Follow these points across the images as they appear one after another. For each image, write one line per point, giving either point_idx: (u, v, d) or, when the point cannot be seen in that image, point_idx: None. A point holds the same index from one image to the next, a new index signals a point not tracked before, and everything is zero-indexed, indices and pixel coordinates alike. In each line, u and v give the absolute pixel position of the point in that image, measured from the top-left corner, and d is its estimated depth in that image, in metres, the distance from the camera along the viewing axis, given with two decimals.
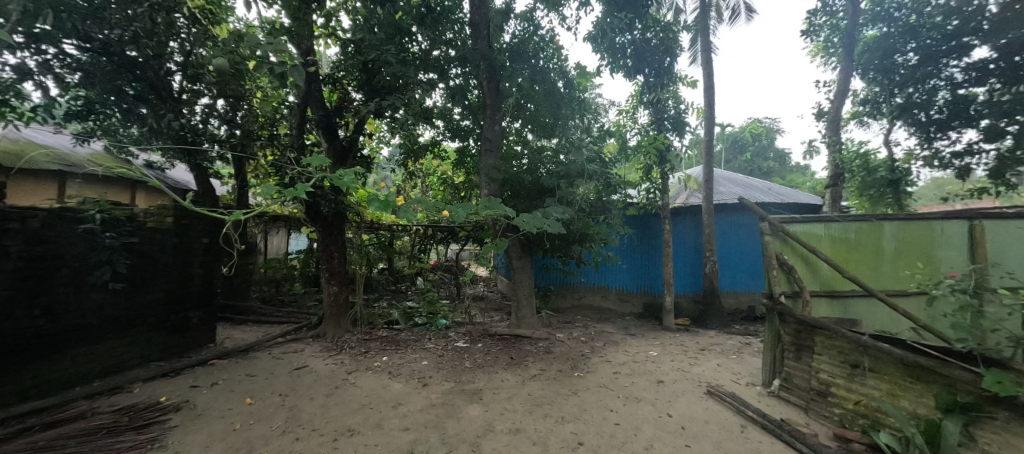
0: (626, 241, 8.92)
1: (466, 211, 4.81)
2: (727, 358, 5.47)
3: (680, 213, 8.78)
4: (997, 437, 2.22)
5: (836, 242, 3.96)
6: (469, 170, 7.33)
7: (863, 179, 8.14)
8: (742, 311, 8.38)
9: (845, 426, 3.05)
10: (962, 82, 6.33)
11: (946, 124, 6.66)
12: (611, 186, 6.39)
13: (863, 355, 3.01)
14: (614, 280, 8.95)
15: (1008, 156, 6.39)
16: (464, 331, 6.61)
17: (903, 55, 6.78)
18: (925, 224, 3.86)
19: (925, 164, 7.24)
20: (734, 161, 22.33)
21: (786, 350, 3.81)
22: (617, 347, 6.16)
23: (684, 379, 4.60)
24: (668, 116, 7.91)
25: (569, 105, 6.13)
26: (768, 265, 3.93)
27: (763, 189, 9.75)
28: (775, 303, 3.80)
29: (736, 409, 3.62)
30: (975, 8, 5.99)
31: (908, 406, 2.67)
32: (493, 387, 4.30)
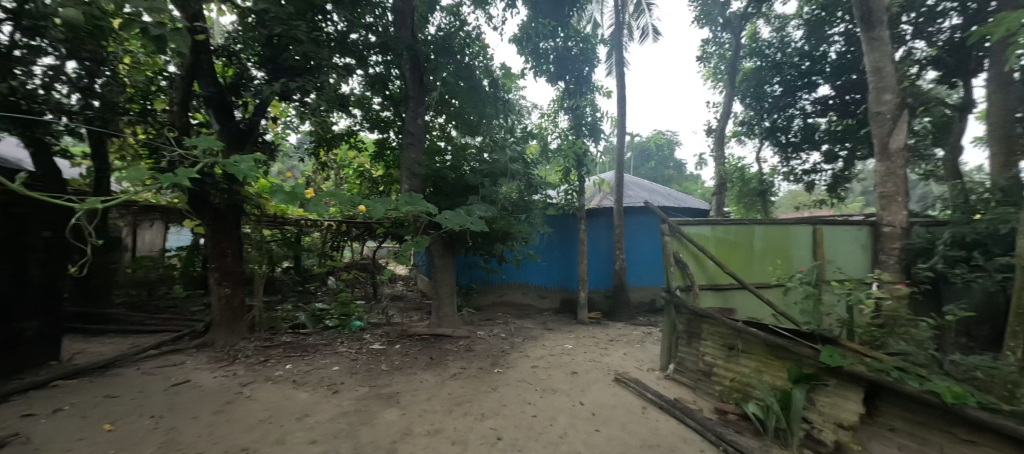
0: (546, 241, 9.32)
1: (385, 207, 4.59)
2: (632, 347, 6.02)
3: (594, 214, 9.48)
4: (829, 400, 2.73)
5: (720, 242, 4.52)
6: (390, 164, 6.98)
7: (740, 189, 9.57)
8: (645, 304, 9.29)
9: (723, 400, 3.56)
10: (810, 113, 7.78)
11: (799, 146, 8.19)
12: (532, 186, 6.54)
13: (738, 338, 3.52)
14: (534, 277, 9.29)
15: (839, 174, 8.04)
16: (380, 332, 6.29)
17: (770, 86, 8.11)
18: (783, 228, 4.68)
19: (784, 178, 8.76)
20: (641, 167, 24.52)
21: (680, 337, 4.31)
22: (536, 342, 6.39)
23: (595, 369, 4.95)
24: (585, 122, 8.31)
25: (494, 105, 6.16)
26: (668, 263, 4.32)
27: (664, 194, 10.90)
28: (673, 296, 4.25)
29: (638, 393, 4.01)
30: (821, 54, 7.37)
31: (769, 379, 3.18)
32: (411, 389, 4.16)
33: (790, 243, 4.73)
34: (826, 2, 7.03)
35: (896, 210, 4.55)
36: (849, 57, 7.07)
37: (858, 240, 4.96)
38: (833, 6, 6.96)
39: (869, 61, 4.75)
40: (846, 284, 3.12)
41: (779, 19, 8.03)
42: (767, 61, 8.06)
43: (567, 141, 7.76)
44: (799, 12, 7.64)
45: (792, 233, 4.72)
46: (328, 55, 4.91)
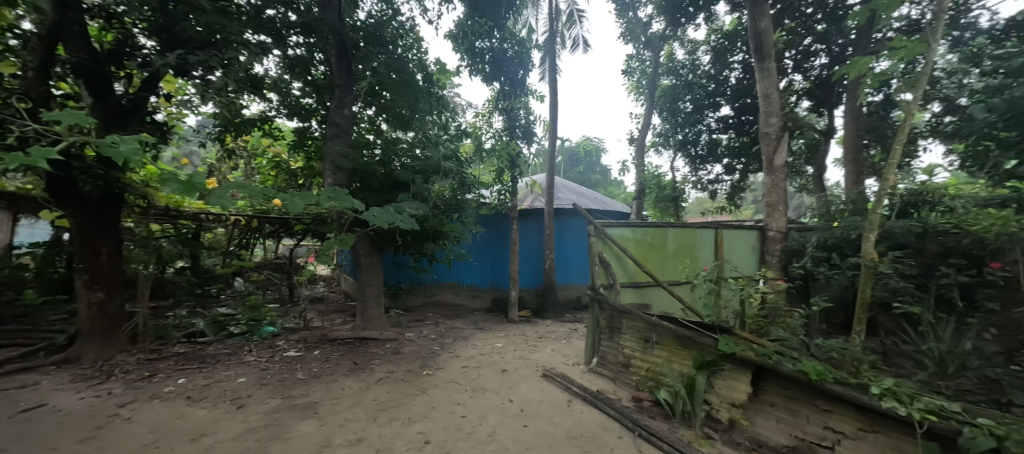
0: (478, 240, 9.32)
1: (304, 203, 4.23)
2: (559, 343, 6.28)
3: (526, 214, 9.71)
4: (725, 382, 3.11)
5: (639, 243, 4.90)
6: (311, 155, 6.43)
7: (657, 195, 10.50)
8: (572, 301, 9.75)
9: (639, 389, 3.87)
10: (715, 129, 8.78)
11: (705, 159, 9.21)
12: (466, 185, 6.47)
13: (653, 331, 3.85)
14: (465, 277, 9.23)
15: (736, 185, 9.20)
16: (297, 338, 5.77)
17: (683, 103, 9.01)
18: (691, 231, 5.23)
19: (693, 186, 9.78)
20: (570, 171, 25.64)
21: (603, 332, 4.59)
22: (466, 342, 6.36)
23: (524, 366, 5.07)
24: (519, 124, 8.46)
25: (427, 100, 5.96)
26: (593, 262, 4.57)
27: (591, 198, 11.53)
28: (597, 293, 4.51)
29: (564, 387, 4.19)
30: (724, 77, 8.34)
31: (678, 367, 3.52)
32: (332, 397, 3.88)
33: (697, 244, 5.30)
34: (729, 32, 8.04)
35: (778, 216, 5.33)
36: (745, 83, 8.09)
37: (749, 243, 5.72)
38: (734, 37, 7.96)
39: (761, 88, 5.49)
40: (740, 281, 3.57)
41: (690, 44, 8.99)
42: (681, 80, 8.98)
43: (501, 142, 7.83)
44: (707, 40, 8.63)
45: (699, 236, 5.30)
46: (240, 29, 4.37)
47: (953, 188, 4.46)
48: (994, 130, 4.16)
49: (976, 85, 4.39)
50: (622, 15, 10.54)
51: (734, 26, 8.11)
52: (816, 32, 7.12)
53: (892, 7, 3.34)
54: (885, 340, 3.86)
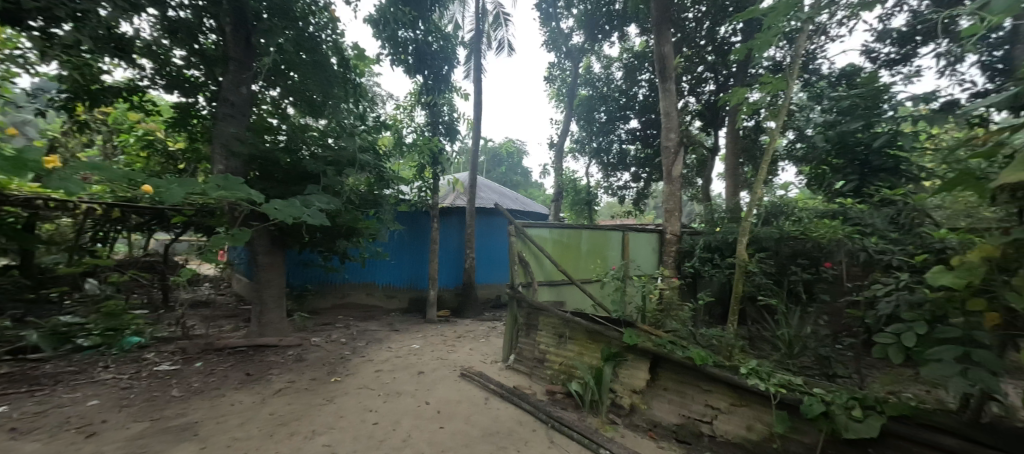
0: (396, 238, 8.89)
1: (185, 191, 3.61)
2: (477, 342, 6.28)
3: (447, 213, 9.52)
4: (628, 371, 3.39)
5: (556, 244, 5.12)
6: (196, 136, 5.44)
7: (573, 198, 11.13)
8: (491, 300, 9.86)
9: (553, 382, 4.05)
10: (625, 140, 9.61)
11: (616, 167, 10.00)
12: (384, 180, 6.10)
13: (566, 327, 4.04)
14: (381, 277, 8.76)
15: (641, 192, 10.12)
16: (171, 349, 4.90)
17: (598, 114, 9.78)
18: (602, 233, 5.64)
19: (605, 192, 10.55)
20: (493, 171, 25.82)
21: (520, 329, 4.70)
22: (380, 345, 6.02)
23: (442, 367, 4.97)
24: (442, 121, 8.28)
25: (343, 86, 5.51)
26: (513, 262, 4.65)
27: (513, 198, 11.77)
28: (516, 292, 4.61)
29: (482, 385, 4.20)
30: (633, 93, 9.16)
31: (588, 360, 3.76)
32: (216, 415, 3.36)
33: (607, 245, 5.73)
34: (638, 53, 8.85)
35: (674, 221, 6.00)
36: (651, 99, 8.93)
37: (650, 245, 6.36)
38: (642, 57, 8.79)
39: (663, 105, 6.11)
40: (642, 279, 3.94)
41: (606, 59, 9.70)
42: (597, 92, 9.71)
43: (422, 137, 7.55)
44: (620, 57, 9.40)
45: (608, 238, 5.73)
46: None
47: (801, 201, 5.46)
48: (829, 157, 5.18)
49: (818, 121, 5.41)
50: (545, 24, 10.96)
51: (643, 47, 8.93)
52: (707, 62, 8.17)
53: (765, 47, 3.94)
54: (751, 327, 4.58)
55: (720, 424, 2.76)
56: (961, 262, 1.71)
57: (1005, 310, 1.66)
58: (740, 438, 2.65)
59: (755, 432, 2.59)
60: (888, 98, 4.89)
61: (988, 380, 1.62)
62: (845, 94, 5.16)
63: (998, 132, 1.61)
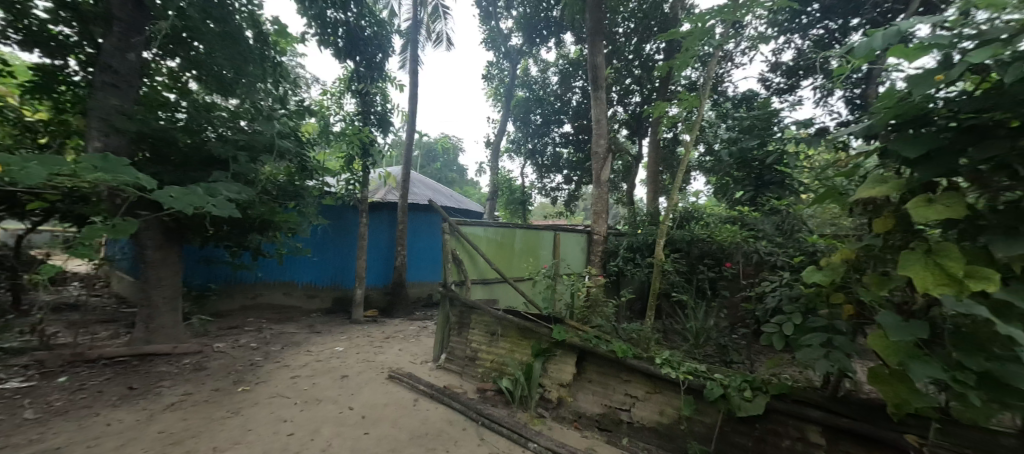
0: (319, 233, 8.25)
1: (48, 172, 2.99)
2: (407, 343, 6.07)
3: (377, 208, 9.06)
4: (556, 366, 3.51)
5: (490, 243, 5.12)
6: (64, 105, 4.54)
7: (508, 197, 11.28)
8: (422, 299, 9.59)
9: (484, 380, 4.07)
10: (559, 143, 9.97)
11: (549, 168, 10.33)
12: (306, 170, 5.61)
13: (498, 324, 4.07)
14: (302, 275, 8.06)
15: (572, 194, 10.54)
16: (22, 363, 4.02)
17: (534, 116, 10.09)
18: (535, 233, 5.78)
19: (539, 192, 10.84)
20: (427, 166, 25.14)
21: (452, 328, 4.65)
22: (298, 348, 5.53)
23: (368, 369, 4.72)
24: (374, 111, 7.84)
25: (260, 63, 4.86)
26: (445, 260, 4.53)
27: (447, 195, 11.58)
28: (448, 290, 4.55)
29: (411, 387, 4.06)
30: (567, 99, 9.55)
31: (519, 357, 3.83)
32: (84, 439, 2.82)
33: (539, 245, 5.89)
34: (573, 60, 9.24)
35: (601, 223, 6.35)
36: (583, 106, 9.37)
37: (578, 245, 6.68)
38: (576, 65, 9.20)
39: (595, 112, 6.44)
40: (571, 278, 4.11)
41: (543, 63, 10.01)
42: (534, 95, 10.04)
43: (351, 127, 7.02)
44: (556, 62, 9.74)
45: (541, 237, 5.89)
46: None
47: (708, 208, 6.12)
48: (732, 170, 5.89)
49: (724, 137, 6.11)
50: (484, 22, 10.94)
51: (577, 55, 9.33)
52: (634, 75, 8.80)
53: (683, 67, 4.32)
54: (666, 321, 5.02)
55: (637, 411, 3.00)
56: (827, 263, 2.04)
57: (856, 302, 2.04)
58: (654, 422, 2.90)
59: (667, 416, 2.85)
60: (777, 121, 5.71)
61: (844, 360, 1.96)
62: (746, 116, 5.89)
63: (857, 156, 1.94)
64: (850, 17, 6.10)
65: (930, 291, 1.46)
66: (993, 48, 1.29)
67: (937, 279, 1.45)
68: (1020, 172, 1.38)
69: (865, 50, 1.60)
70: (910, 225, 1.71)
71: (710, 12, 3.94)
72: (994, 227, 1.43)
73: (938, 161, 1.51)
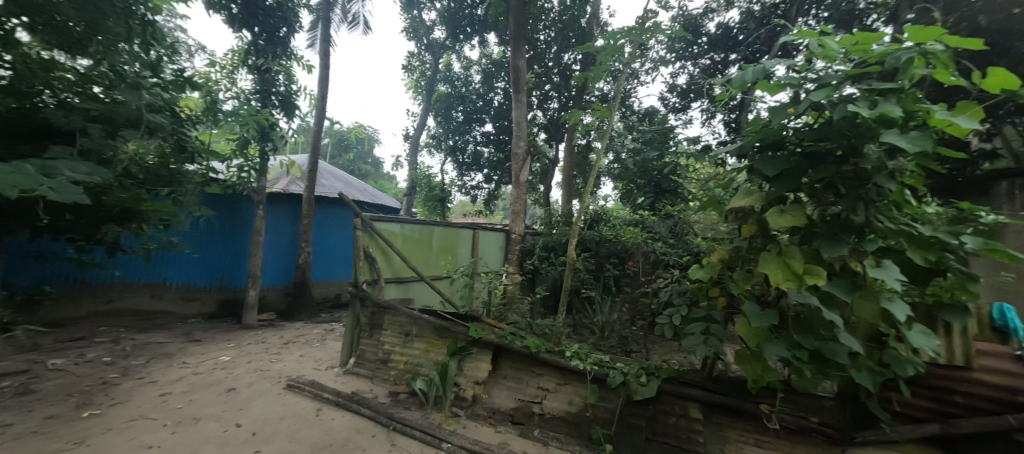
0: (202, 226, 7.10)
1: None
2: (310, 348, 5.53)
3: (276, 199, 8.09)
4: (471, 364, 3.51)
5: (406, 240, 4.90)
6: None
7: (426, 194, 10.94)
8: (329, 300, 8.85)
9: (396, 383, 3.90)
10: (480, 141, 10.00)
11: (470, 167, 10.31)
12: (186, 152, 4.77)
13: (413, 325, 3.93)
14: (177, 274, 6.86)
15: (492, 193, 10.64)
16: None
17: (455, 112, 10.01)
18: (454, 231, 5.70)
19: (459, 189, 10.75)
20: (338, 157, 23.22)
21: (362, 329, 4.37)
22: (170, 361, 4.69)
23: (262, 380, 4.20)
24: (276, 91, 6.98)
25: (127, 21, 3.84)
26: (357, 258, 4.23)
27: (360, 188, 10.84)
28: (359, 290, 4.26)
29: (312, 395, 3.71)
30: (489, 98, 9.61)
31: (435, 357, 3.75)
32: None
33: (458, 243, 5.83)
34: (496, 61, 9.34)
35: (519, 223, 6.51)
36: (504, 107, 9.52)
37: (496, 243, 6.78)
38: (499, 65, 9.33)
39: (517, 113, 6.58)
40: (489, 276, 4.13)
41: (466, 60, 9.95)
42: (456, 91, 9.96)
43: (247, 106, 6.14)
44: (479, 61, 9.75)
45: (459, 235, 5.84)
46: None
47: (614, 211, 6.67)
48: (635, 177, 6.51)
49: (630, 148, 6.79)
50: (406, 11, 10.51)
51: (500, 56, 9.45)
52: (553, 82, 9.22)
53: (597, 80, 4.63)
54: (576, 315, 5.35)
55: (548, 402, 3.13)
56: (708, 262, 2.37)
57: (728, 295, 2.39)
58: (563, 412, 3.06)
59: (574, 404, 3.03)
60: (672, 137, 6.46)
61: (717, 345, 2.28)
62: (648, 129, 6.61)
63: (732, 171, 2.27)
64: (730, 52, 7.14)
65: (780, 285, 1.78)
66: (827, 91, 1.62)
67: (785, 275, 1.78)
68: (841, 191, 1.74)
69: (740, 81, 1.87)
70: (767, 231, 2.07)
71: (620, 31, 4.30)
72: (824, 233, 1.80)
73: (788, 178, 1.85)
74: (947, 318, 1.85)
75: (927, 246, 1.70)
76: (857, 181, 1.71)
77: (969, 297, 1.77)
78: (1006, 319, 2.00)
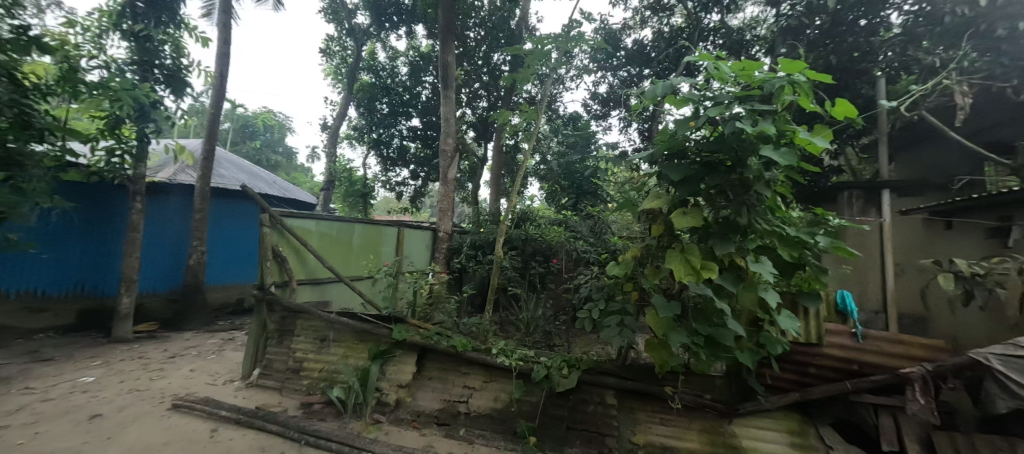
0: (54, 221, 5.82)
1: None
2: (203, 361, 4.84)
3: (159, 190, 6.92)
4: (394, 367, 3.37)
5: (323, 238, 4.50)
6: None
7: (346, 188, 10.24)
8: (229, 306, 7.84)
9: (310, 393, 3.58)
10: (407, 136, 9.66)
11: (395, 162, 9.91)
12: (33, 128, 3.83)
13: (330, 329, 3.66)
14: (16, 280, 5.54)
15: (418, 190, 10.33)
16: None
17: (379, 104, 9.52)
18: (377, 229, 5.43)
19: (383, 185, 10.30)
20: (241, 144, 20.64)
21: (269, 337, 3.94)
22: (5, 387, 3.75)
23: (138, 402, 3.56)
24: (160, 65, 5.95)
25: None
26: (263, 257, 3.75)
27: (268, 181, 9.75)
28: (266, 294, 3.76)
29: (206, 415, 3.24)
30: (417, 92, 9.30)
31: (354, 362, 3.53)
32: None
33: (381, 241, 5.57)
34: (424, 54, 9.08)
35: (447, 221, 6.40)
36: (432, 102, 9.31)
37: (423, 241, 6.62)
38: (427, 59, 9.08)
39: (446, 110, 6.47)
40: (415, 275, 3.98)
41: (391, 50, 9.50)
42: (381, 82, 9.46)
43: (119, 78, 5.09)
44: (406, 53, 9.36)
45: (383, 233, 5.58)
46: None
47: (540, 211, 6.74)
48: (560, 178, 6.84)
49: (556, 151, 7.12)
50: None
51: (428, 50, 9.20)
52: (482, 81, 9.23)
53: (525, 82, 4.74)
54: (504, 312, 5.43)
55: (475, 401, 3.13)
56: (623, 259, 2.56)
57: (640, 289, 2.61)
58: (489, 409, 3.08)
59: (500, 401, 3.07)
60: (593, 143, 6.90)
61: (630, 335, 2.48)
62: (572, 133, 6.99)
63: (645, 176, 2.48)
64: (643, 67, 7.77)
65: (683, 279, 1.99)
66: (720, 108, 1.85)
67: (686, 270, 1.99)
68: (729, 196, 2.01)
69: (651, 94, 2.05)
70: (672, 230, 2.30)
71: (548, 37, 4.46)
72: (715, 233, 2.05)
73: (689, 183, 2.07)
74: (805, 303, 2.23)
75: (792, 244, 2.02)
76: (742, 188, 1.97)
77: (821, 286, 2.16)
78: (845, 303, 2.48)
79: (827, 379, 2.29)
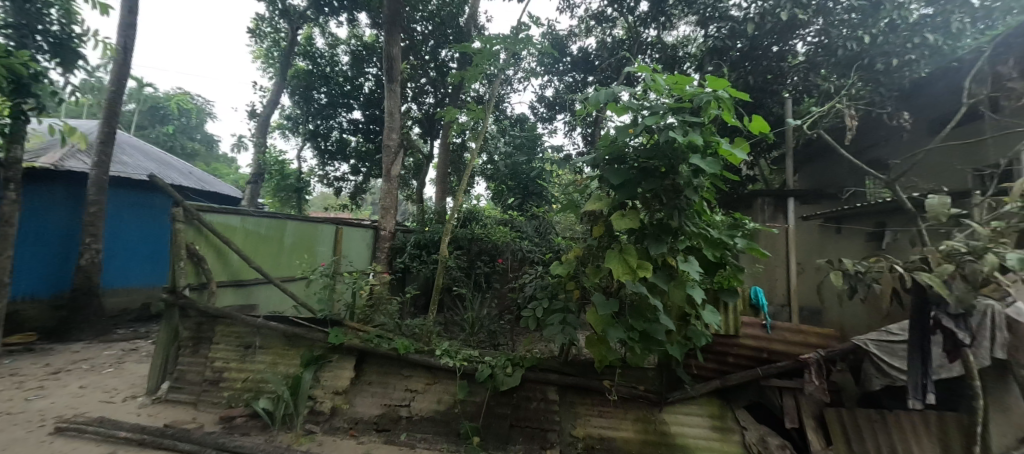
0: None
1: None
2: (96, 375, 4.19)
3: (38, 178, 5.87)
4: (330, 373, 3.19)
5: (249, 236, 4.10)
6: None
7: (278, 182, 9.52)
8: (131, 311, 6.85)
9: (231, 405, 3.26)
10: (348, 129, 9.23)
11: (333, 155, 9.42)
12: None
13: (257, 335, 3.37)
14: None
15: (358, 186, 9.90)
16: None
17: (317, 93, 8.94)
18: (311, 226, 5.09)
19: (319, 180, 9.75)
20: (148, 128, 18.15)
21: (182, 346, 3.52)
22: None
23: (9, 427, 2.99)
24: (47, 30, 5.06)
25: None
26: (175, 256, 3.33)
27: (182, 170, 8.70)
28: (177, 297, 3.34)
29: (101, 437, 2.81)
30: (359, 83, 8.86)
31: (284, 369, 3.27)
32: None
33: (316, 239, 5.23)
34: (367, 44, 8.64)
35: (390, 219, 6.14)
36: (375, 95, 8.95)
37: (363, 241, 6.33)
38: (370, 49, 8.66)
39: (391, 103, 6.22)
40: (353, 275, 3.78)
41: (331, 37, 8.87)
42: (319, 70, 8.85)
43: None
44: (347, 41, 8.80)
45: (318, 231, 5.23)
46: None
47: (487, 210, 6.81)
48: (506, 179, 6.92)
49: (503, 151, 7.20)
50: None
51: (372, 40, 8.76)
52: (429, 76, 9.04)
53: (473, 80, 4.70)
54: (448, 313, 5.35)
55: (417, 404, 3.04)
56: (566, 259, 2.63)
57: (581, 287, 2.70)
58: (431, 412, 3.00)
59: (444, 403, 3.01)
60: (539, 146, 7.09)
61: (572, 332, 2.56)
62: (519, 135, 7.12)
63: (587, 179, 2.57)
64: (587, 75, 8.13)
65: (621, 277, 2.10)
66: (656, 118, 1.97)
67: (625, 269, 2.10)
68: (662, 200, 2.16)
69: (595, 101, 2.13)
70: (612, 231, 2.41)
71: (496, 38, 4.46)
72: (650, 234, 2.19)
73: (628, 187, 2.18)
74: (725, 298, 2.46)
75: (715, 245, 2.22)
76: (674, 193, 2.12)
77: (738, 283, 2.40)
78: (757, 298, 2.78)
79: (743, 367, 2.55)
